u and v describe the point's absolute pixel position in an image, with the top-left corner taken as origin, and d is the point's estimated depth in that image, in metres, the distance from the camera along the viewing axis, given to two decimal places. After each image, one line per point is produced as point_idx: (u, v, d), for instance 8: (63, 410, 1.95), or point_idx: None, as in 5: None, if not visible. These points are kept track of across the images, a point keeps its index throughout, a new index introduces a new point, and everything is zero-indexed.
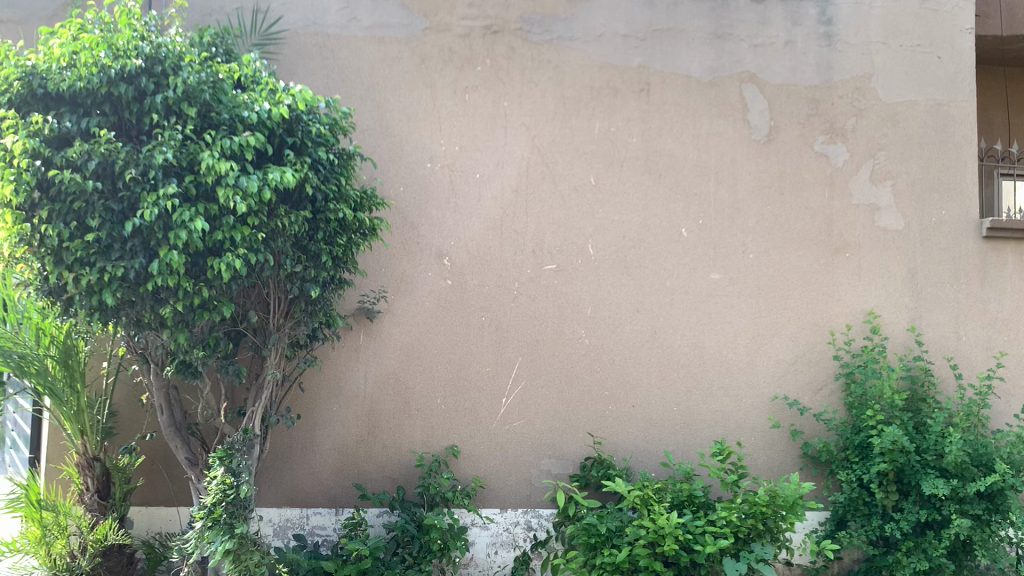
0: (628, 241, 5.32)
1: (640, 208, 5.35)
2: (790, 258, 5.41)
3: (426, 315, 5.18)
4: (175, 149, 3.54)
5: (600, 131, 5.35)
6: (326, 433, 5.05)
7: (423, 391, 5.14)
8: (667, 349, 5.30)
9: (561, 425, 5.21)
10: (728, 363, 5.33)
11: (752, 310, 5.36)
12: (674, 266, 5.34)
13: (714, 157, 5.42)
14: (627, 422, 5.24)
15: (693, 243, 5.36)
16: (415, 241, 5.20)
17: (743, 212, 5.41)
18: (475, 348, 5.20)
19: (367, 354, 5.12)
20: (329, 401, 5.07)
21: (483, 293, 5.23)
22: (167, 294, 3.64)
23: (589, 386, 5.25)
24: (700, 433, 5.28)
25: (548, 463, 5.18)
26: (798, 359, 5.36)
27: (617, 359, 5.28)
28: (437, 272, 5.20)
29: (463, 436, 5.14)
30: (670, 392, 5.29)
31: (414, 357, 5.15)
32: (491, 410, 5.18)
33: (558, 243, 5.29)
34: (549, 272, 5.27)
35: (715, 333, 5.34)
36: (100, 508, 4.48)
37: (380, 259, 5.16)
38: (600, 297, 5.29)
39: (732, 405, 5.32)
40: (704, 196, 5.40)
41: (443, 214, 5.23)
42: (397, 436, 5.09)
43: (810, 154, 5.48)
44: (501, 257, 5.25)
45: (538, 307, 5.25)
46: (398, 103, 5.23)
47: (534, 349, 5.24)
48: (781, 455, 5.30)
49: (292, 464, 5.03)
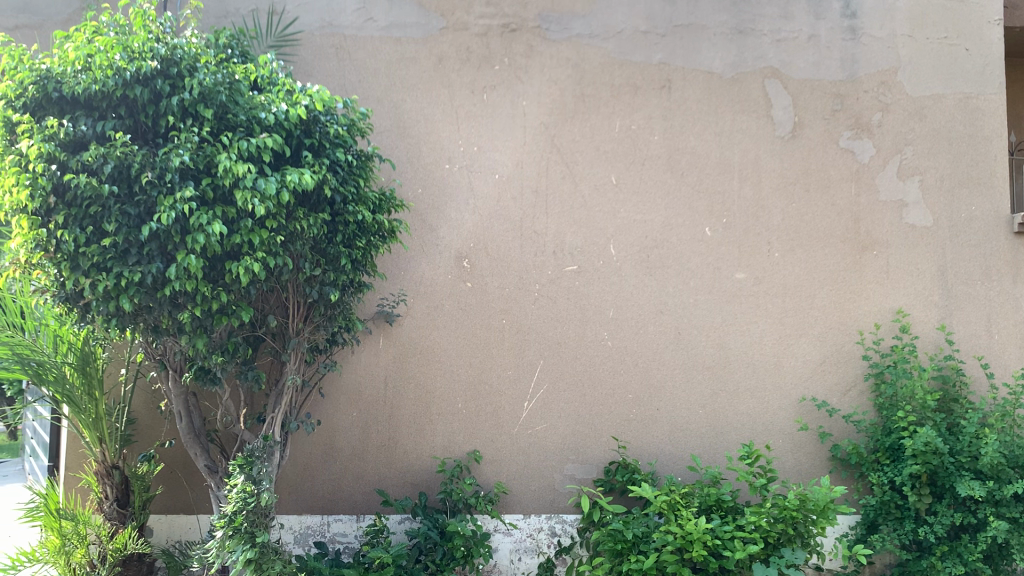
0: (651, 241, 5.23)
1: (663, 208, 5.26)
2: (816, 256, 5.30)
3: (446, 318, 5.11)
4: (192, 151, 3.47)
5: (621, 129, 5.26)
6: (346, 439, 4.99)
7: (444, 395, 5.07)
8: (691, 351, 5.21)
9: (585, 429, 5.13)
10: (754, 364, 5.23)
11: (778, 310, 5.26)
12: (698, 266, 5.24)
13: (737, 154, 5.32)
14: (652, 426, 5.15)
15: (717, 243, 5.26)
16: (434, 243, 5.13)
17: (768, 210, 5.30)
18: (497, 351, 5.12)
19: (386, 358, 5.05)
20: (348, 407, 5.00)
21: (503, 295, 5.15)
22: (184, 299, 3.58)
23: (613, 389, 5.16)
24: (726, 436, 5.18)
25: (572, 467, 5.10)
26: (826, 360, 5.25)
27: (641, 361, 5.18)
28: (457, 274, 5.13)
29: (485, 441, 5.06)
30: (696, 395, 5.20)
31: (435, 361, 5.08)
32: (513, 414, 5.10)
33: (579, 244, 5.20)
34: (570, 273, 5.18)
35: (741, 334, 5.23)
36: (119, 516, 4.44)
37: (398, 262, 5.10)
38: (623, 298, 5.20)
39: (759, 407, 5.21)
40: (728, 194, 5.29)
41: (462, 216, 5.16)
42: (418, 441, 5.01)
43: (836, 150, 5.37)
44: (521, 259, 5.17)
45: (560, 309, 5.17)
46: (415, 103, 5.16)
47: (555, 352, 5.15)
48: (809, 458, 5.19)
49: (312, 470, 4.97)
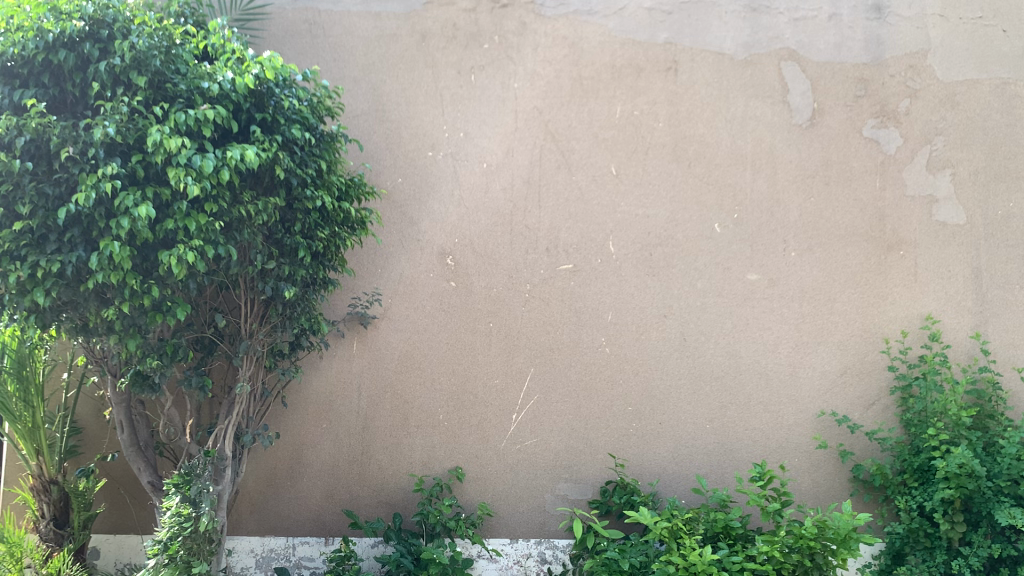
0: (655, 238, 4.75)
1: (668, 201, 4.77)
2: (837, 256, 4.80)
3: (426, 322, 4.63)
4: (121, 124, 3.01)
5: (622, 115, 4.78)
6: (314, 454, 4.53)
7: (424, 406, 4.59)
8: (698, 360, 4.71)
9: (579, 445, 4.64)
10: (768, 374, 4.73)
11: (794, 315, 4.76)
12: (706, 266, 4.75)
13: (750, 143, 4.83)
14: (654, 442, 4.66)
15: (728, 241, 4.77)
16: (415, 238, 4.66)
17: (784, 204, 4.81)
18: (482, 358, 4.64)
19: (360, 365, 4.58)
20: (318, 418, 4.54)
21: (490, 296, 4.67)
22: (112, 293, 3.13)
23: (611, 401, 4.68)
24: (736, 454, 4.68)
25: (565, 487, 4.61)
26: (848, 371, 4.74)
27: (641, 370, 4.69)
28: (441, 272, 4.66)
29: (468, 457, 4.59)
30: (702, 408, 4.70)
31: (414, 369, 4.61)
32: (499, 427, 4.62)
33: (575, 240, 4.72)
34: (564, 273, 4.70)
35: (753, 341, 4.74)
36: (56, 538, 3.97)
37: (375, 258, 4.63)
38: (623, 301, 4.71)
39: (772, 422, 4.71)
40: (740, 187, 4.80)
41: (446, 208, 4.69)
42: (394, 457, 4.54)
43: (859, 140, 4.88)
44: (511, 257, 4.69)
45: (553, 312, 4.69)
46: (395, 84, 4.71)
47: (547, 359, 4.67)
48: (828, 479, 4.68)
49: (276, 488, 4.51)
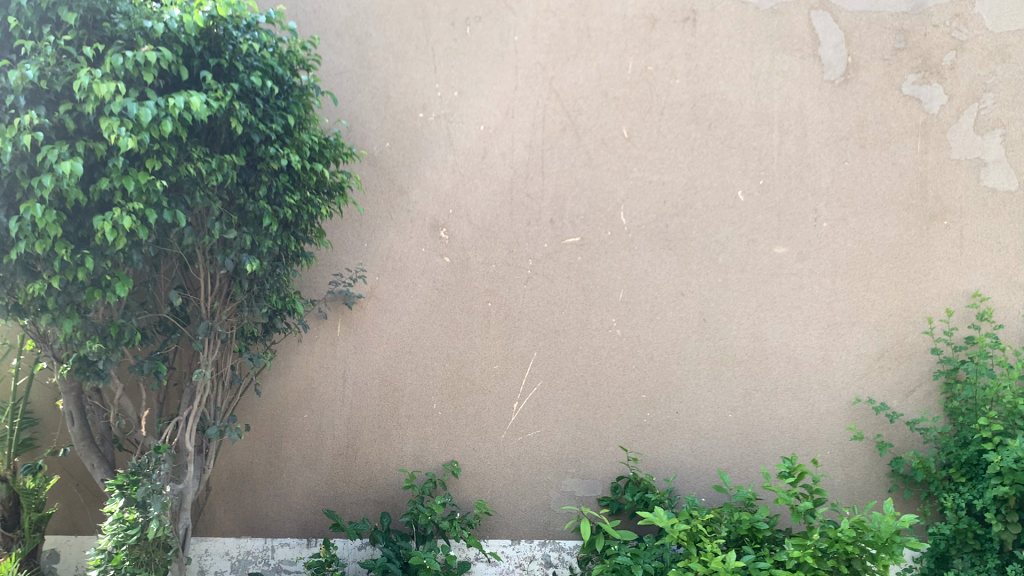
0: (671, 208, 4.28)
1: (685, 167, 4.29)
2: (874, 227, 4.31)
3: (417, 302, 4.19)
4: (46, 67, 2.56)
5: (634, 71, 4.30)
6: (295, 447, 4.11)
7: (415, 394, 4.16)
8: (720, 342, 4.25)
9: (587, 437, 4.20)
10: (797, 358, 4.27)
11: (826, 293, 4.28)
12: (727, 239, 4.28)
13: (776, 102, 4.33)
14: (670, 433, 4.22)
15: (752, 210, 4.29)
16: (405, 208, 4.22)
17: (815, 169, 4.32)
18: (479, 341, 4.20)
19: (343, 349, 4.15)
20: (298, 407, 4.12)
21: (489, 273, 4.22)
22: (41, 264, 2.71)
23: (622, 388, 4.23)
24: (761, 447, 4.22)
25: (571, 483, 4.17)
26: (886, 354, 4.27)
27: (656, 354, 4.24)
28: (433, 247, 4.21)
29: (464, 451, 4.16)
30: (724, 395, 4.25)
31: (404, 353, 4.17)
32: (498, 418, 4.18)
33: (582, 210, 4.26)
34: (570, 247, 4.24)
35: (780, 321, 4.27)
36: (4, 541, 3.49)
37: (361, 231, 4.20)
38: (635, 278, 4.25)
39: (802, 410, 4.25)
40: (765, 151, 4.32)
41: (439, 175, 4.23)
42: (382, 450, 4.12)
43: (898, 98, 4.33)
44: (511, 229, 4.24)
45: (557, 290, 4.23)
46: (382, 38, 4.26)
47: (552, 342, 4.22)
48: (864, 474, 4.22)
49: (254, 484, 4.11)
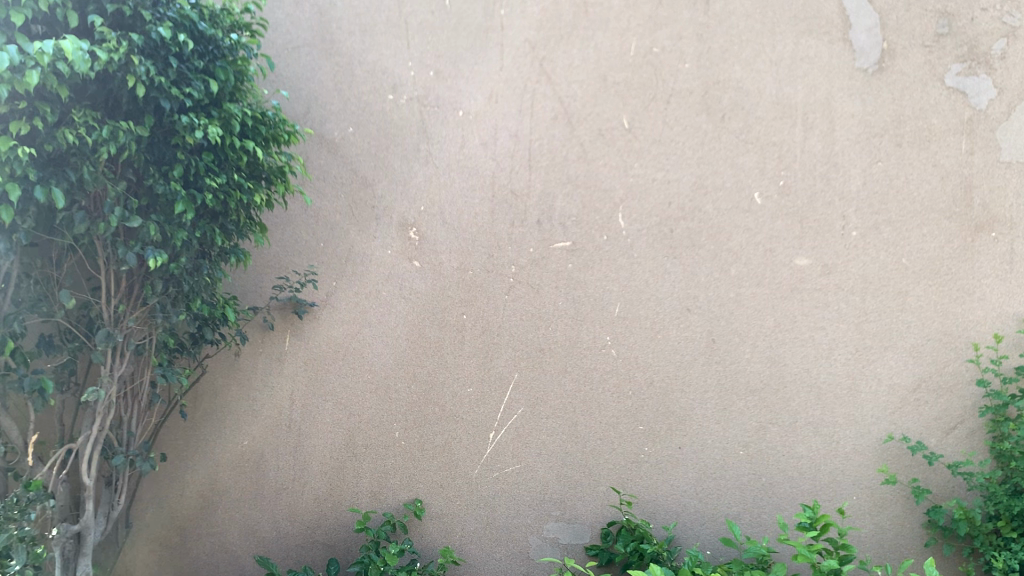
0: (677, 211, 3.70)
1: (694, 163, 3.71)
2: (912, 237, 3.67)
3: (380, 313, 3.62)
4: None
5: (637, 53, 3.72)
6: (234, 478, 3.56)
7: (375, 420, 3.58)
8: (730, 368, 3.66)
9: (574, 475, 3.60)
10: (819, 388, 3.66)
11: (855, 313, 3.67)
12: (741, 247, 3.70)
13: (800, 91, 3.72)
14: (671, 472, 3.63)
15: (770, 216, 3.71)
16: (368, 204, 3.65)
17: (843, 169, 3.71)
18: (450, 360, 3.62)
19: (292, 366, 3.58)
20: (237, 432, 3.57)
21: (465, 281, 3.65)
22: None
23: (616, 418, 3.64)
24: (777, 489, 3.62)
25: (554, 528, 3.57)
26: (923, 386, 3.63)
27: (657, 379, 3.65)
28: (401, 249, 3.64)
29: (429, 488, 3.58)
30: (735, 429, 3.65)
31: (363, 372, 3.59)
32: (472, 450, 3.60)
33: (574, 211, 3.68)
34: (560, 253, 3.67)
35: (801, 345, 3.67)
36: None
37: (319, 229, 3.65)
38: (633, 291, 3.67)
39: (825, 448, 3.64)
40: (786, 146, 3.72)
41: (409, 167, 3.66)
42: (334, 485, 3.55)
43: (940, 90, 3.68)
44: (491, 231, 3.67)
45: (543, 303, 3.66)
46: (347, 8, 3.71)
47: (535, 363, 3.64)
48: (897, 526, 3.60)
49: (187, 520, 3.57)
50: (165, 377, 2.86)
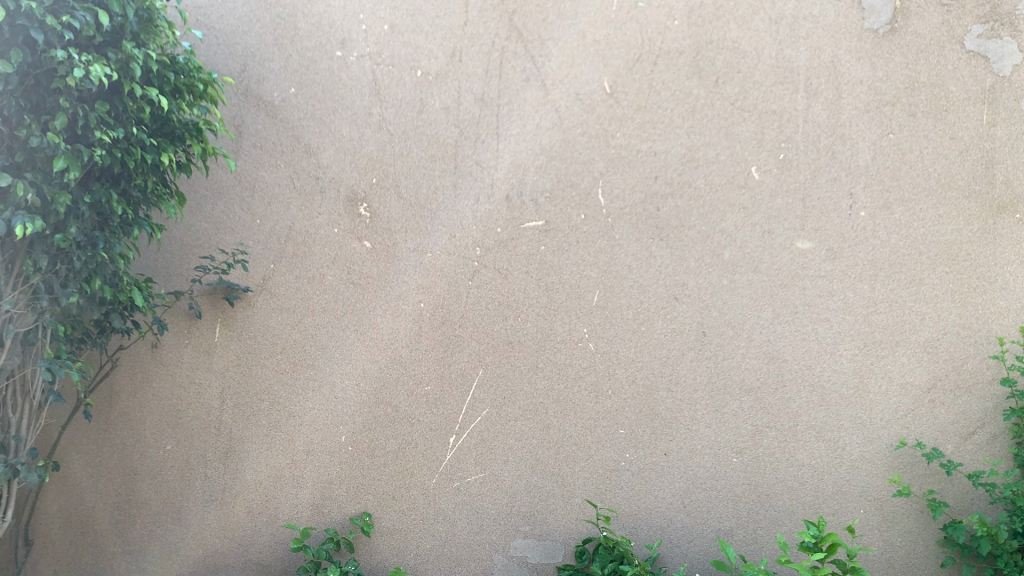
0: (664, 186, 3.26)
1: (684, 133, 3.27)
2: (928, 218, 3.25)
3: (324, 301, 3.17)
4: None
5: (619, 8, 3.27)
6: (154, 488, 3.11)
7: (318, 422, 3.13)
8: (723, 364, 3.23)
9: (545, 486, 3.17)
10: (823, 388, 3.24)
11: (863, 303, 3.25)
12: (736, 228, 3.27)
13: (803, 53, 3.28)
14: (655, 482, 3.20)
15: (768, 193, 3.27)
16: (312, 175, 3.19)
17: (851, 141, 3.28)
18: (405, 355, 3.18)
19: (223, 361, 3.13)
20: (159, 435, 3.11)
21: (422, 265, 3.20)
22: None
23: (593, 421, 3.20)
24: (774, 502, 3.20)
25: (522, 546, 3.15)
26: (938, 386, 3.21)
27: (639, 377, 3.22)
28: (349, 228, 3.19)
29: (380, 500, 3.14)
30: (728, 434, 3.22)
31: (305, 368, 3.14)
32: (429, 457, 3.16)
33: (547, 185, 3.24)
34: (531, 233, 3.23)
35: (802, 339, 3.25)
36: None
37: (255, 203, 3.18)
38: (614, 277, 3.24)
39: (829, 455, 3.22)
40: (786, 115, 3.29)
41: (358, 134, 3.21)
42: (271, 496, 3.11)
43: (958, 54, 3.25)
44: (453, 207, 3.22)
45: (512, 290, 3.22)
46: None
47: (502, 358, 3.20)
48: (909, 543, 3.19)
49: (100, 537, 3.11)
50: (51, 371, 2.39)
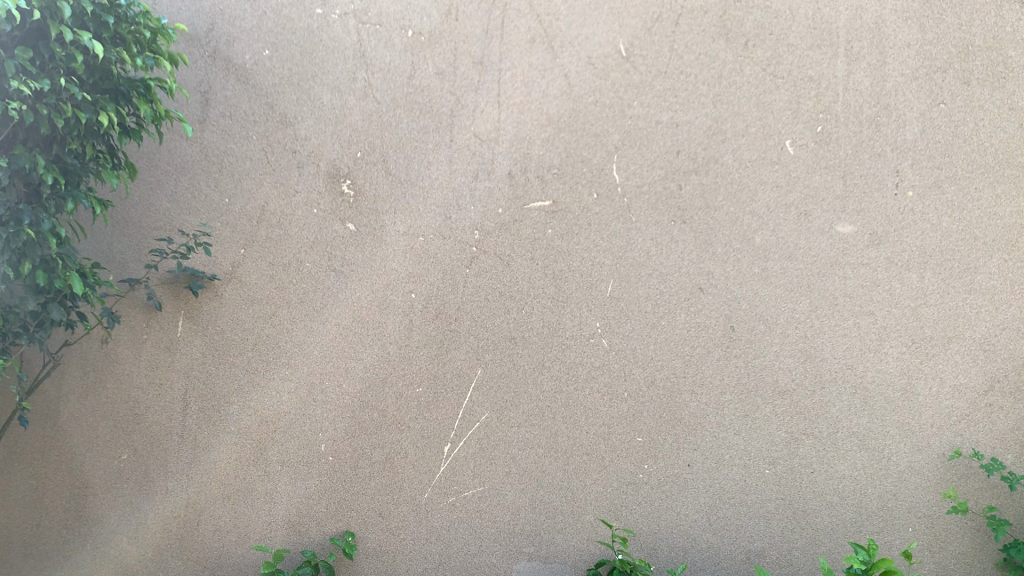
0: (687, 161, 2.88)
1: (710, 102, 2.89)
2: (985, 198, 2.86)
3: (302, 291, 2.79)
4: None
5: None
6: (108, 504, 2.74)
7: (294, 429, 2.76)
8: (754, 363, 2.85)
9: (553, 501, 2.80)
10: (867, 390, 2.85)
11: (913, 294, 2.86)
12: (768, 210, 2.88)
13: (844, 12, 2.88)
14: (677, 498, 2.83)
15: (805, 169, 2.88)
16: (288, 148, 2.82)
17: (898, 112, 2.88)
18: (394, 352, 2.80)
19: (186, 358, 2.76)
20: (113, 444, 2.74)
21: (412, 250, 2.82)
22: None
23: (607, 427, 2.83)
24: (811, 519, 2.83)
25: (527, 569, 2.79)
26: (998, 388, 2.82)
27: (659, 378, 2.84)
28: (330, 208, 2.81)
29: (364, 518, 2.77)
30: (759, 442, 2.84)
31: (280, 367, 2.77)
32: (421, 468, 2.78)
33: (555, 160, 2.86)
34: (537, 215, 2.85)
35: (842, 335, 2.86)
36: None
37: (223, 180, 2.81)
38: (630, 265, 2.86)
39: (873, 467, 2.84)
40: (824, 83, 2.89)
41: (341, 102, 2.83)
42: (242, 512, 2.74)
43: (1019, 14, 2.85)
44: (448, 185, 2.84)
45: (514, 279, 2.84)
46: None
47: (504, 356, 2.83)
48: (964, 566, 2.82)
49: (47, 559, 2.74)
50: None
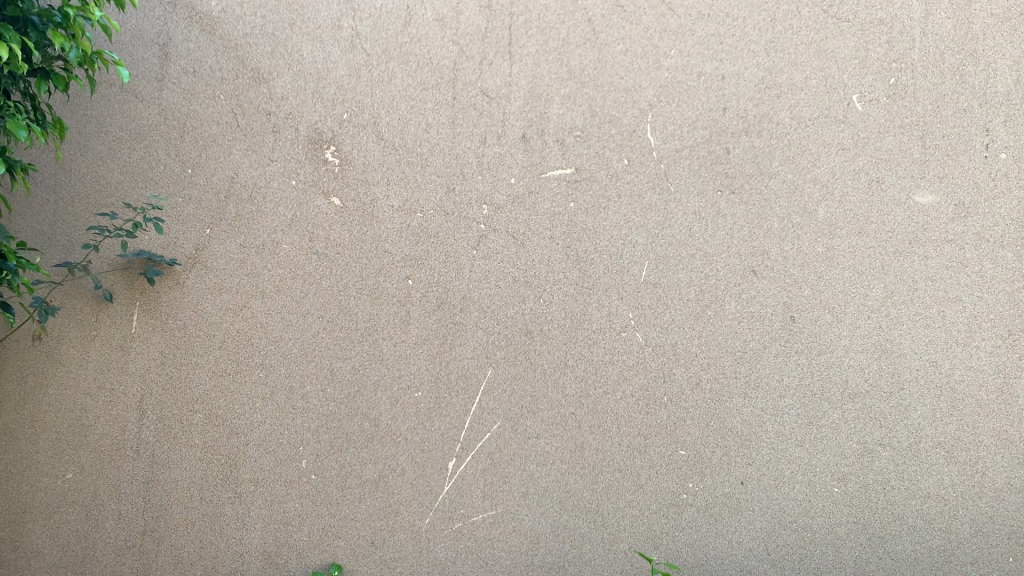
0: (735, 120, 2.41)
1: (760, 50, 2.42)
2: None
3: (278, 278, 2.36)
4: None
5: None
6: (50, 532, 2.31)
7: (270, 442, 2.33)
8: (819, 361, 2.38)
9: (579, 527, 2.33)
10: (957, 392, 2.36)
11: (1011, 277, 2.37)
12: (834, 177, 2.40)
13: None
14: (728, 523, 2.35)
15: (877, 127, 2.40)
16: (261, 109, 2.39)
17: (988, 58, 2.40)
18: (387, 350, 2.36)
19: (143, 358, 2.34)
20: (55, 460, 2.32)
21: (408, 228, 2.38)
22: None
23: (642, 438, 2.36)
24: (891, 549, 2.34)
25: None
26: None
27: (704, 379, 2.37)
28: (310, 179, 2.38)
29: (353, 548, 2.32)
30: (827, 455, 2.36)
31: (252, 368, 2.34)
32: (420, 487, 2.33)
33: (577, 120, 2.40)
34: (556, 186, 2.40)
35: (925, 326, 2.38)
36: None
37: (186, 147, 2.39)
38: (668, 244, 2.40)
39: (967, 485, 2.35)
40: (898, 25, 2.42)
41: (323, 55, 2.40)
42: (209, 540, 2.31)
43: None
44: (450, 151, 2.40)
45: (530, 262, 2.39)
46: None
47: (518, 354, 2.37)
48: None
49: None
50: None
